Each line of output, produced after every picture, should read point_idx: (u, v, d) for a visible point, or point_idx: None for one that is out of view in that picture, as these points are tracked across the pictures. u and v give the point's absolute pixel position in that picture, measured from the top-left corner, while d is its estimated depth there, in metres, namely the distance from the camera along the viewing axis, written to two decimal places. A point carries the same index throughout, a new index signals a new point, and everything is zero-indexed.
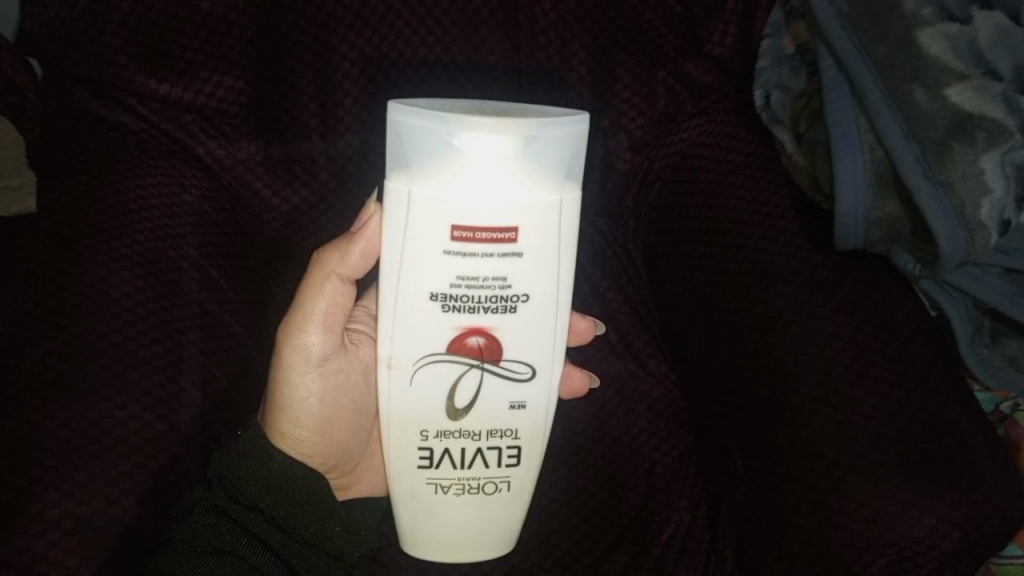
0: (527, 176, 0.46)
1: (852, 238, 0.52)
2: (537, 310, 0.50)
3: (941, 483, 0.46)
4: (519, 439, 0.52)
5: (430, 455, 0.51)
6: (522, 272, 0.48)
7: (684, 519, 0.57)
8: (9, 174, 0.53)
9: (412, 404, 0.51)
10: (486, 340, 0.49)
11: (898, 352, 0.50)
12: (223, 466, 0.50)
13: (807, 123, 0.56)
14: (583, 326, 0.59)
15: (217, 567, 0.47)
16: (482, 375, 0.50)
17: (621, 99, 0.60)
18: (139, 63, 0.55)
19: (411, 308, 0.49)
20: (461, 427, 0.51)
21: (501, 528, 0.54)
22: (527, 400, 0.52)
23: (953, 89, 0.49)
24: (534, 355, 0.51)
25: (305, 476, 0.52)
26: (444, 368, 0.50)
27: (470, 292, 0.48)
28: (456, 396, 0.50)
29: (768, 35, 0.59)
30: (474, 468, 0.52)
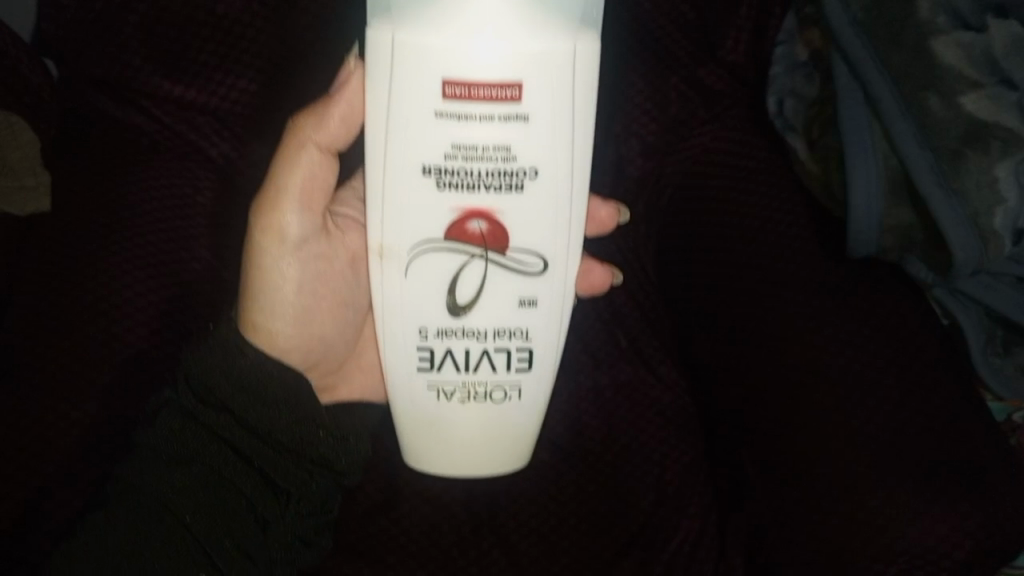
0: (529, 19, 0.42)
1: (866, 244, 0.52)
2: (545, 187, 0.46)
3: (953, 492, 0.46)
4: (530, 341, 0.49)
5: (431, 357, 0.48)
6: (529, 144, 0.45)
7: (693, 525, 0.58)
8: (25, 175, 0.58)
9: (408, 297, 0.48)
10: (488, 225, 0.46)
11: (910, 360, 0.50)
12: (190, 367, 0.49)
13: (819, 131, 0.56)
14: (604, 214, 0.57)
15: (181, 474, 0.48)
16: (487, 267, 0.47)
17: (633, 105, 0.60)
18: (155, 65, 0.56)
19: (403, 187, 0.46)
20: (465, 326, 0.48)
21: (511, 442, 0.51)
22: (539, 297, 0.48)
23: (968, 98, 0.49)
24: (544, 245, 0.47)
25: (282, 374, 0.49)
26: (444, 258, 0.47)
27: (469, 164, 0.45)
28: (457, 292, 0.47)
29: (780, 43, 0.59)
30: (480, 373, 0.49)
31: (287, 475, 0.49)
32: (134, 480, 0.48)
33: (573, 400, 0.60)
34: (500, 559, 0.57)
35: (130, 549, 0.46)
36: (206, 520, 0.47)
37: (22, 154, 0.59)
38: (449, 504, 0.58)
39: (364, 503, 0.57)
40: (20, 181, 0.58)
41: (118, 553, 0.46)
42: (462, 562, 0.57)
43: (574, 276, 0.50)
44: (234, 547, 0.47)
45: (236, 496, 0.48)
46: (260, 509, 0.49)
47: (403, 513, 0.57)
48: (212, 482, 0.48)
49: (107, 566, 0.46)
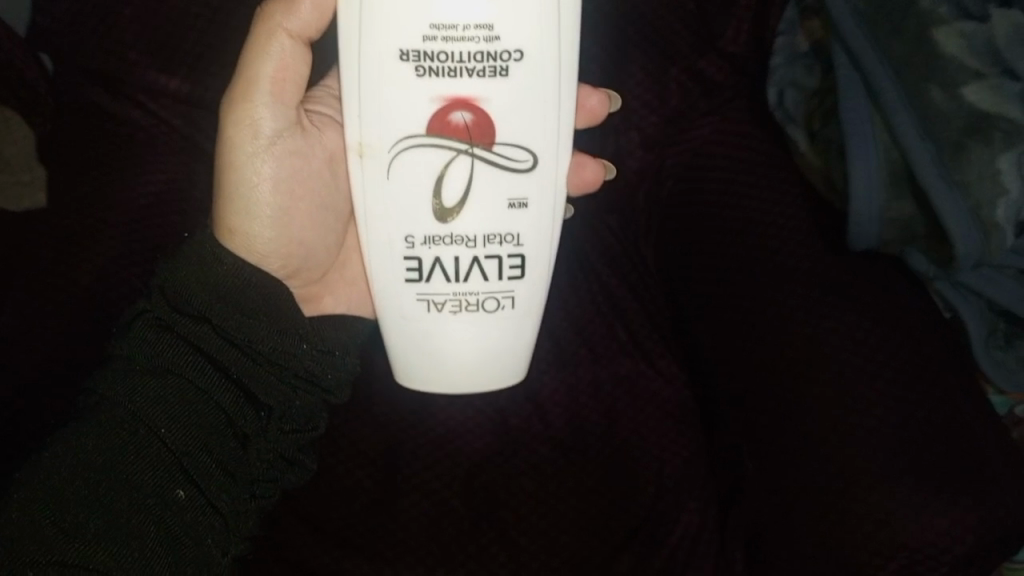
0: None
1: (866, 237, 0.51)
2: (530, 71, 0.47)
3: (954, 486, 0.45)
4: (523, 248, 0.50)
5: (419, 267, 0.50)
6: (512, 24, 0.45)
7: (694, 519, 0.57)
8: (21, 171, 0.59)
9: (394, 198, 0.48)
10: (473, 116, 0.47)
11: (911, 354, 0.50)
12: (169, 277, 0.50)
13: (820, 122, 0.55)
14: (594, 104, 0.55)
15: (158, 386, 0.48)
16: (473, 162, 0.47)
17: (632, 98, 0.60)
18: (150, 58, 0.56)
19: (382, 75, 0.46)
20: (453, 232, 0.49)
21: (502, 352, 0.51)
22: (529, 198, 0.49)
23: (969, 89, 0.48)
24: (533, 138, 0.48)
25: (256, 279, 0.50)
26: (428, 153, 0.47)
27: (448, 45, 0.45)
28: (444, 194, 0.48)
29: (782, 32, 0.58)
30: (471, 282, 0.50)
31: (269, 389, 0.51)
32: (106, 392, 0.47)
33: (573, 395, 0.61)
34: (498, 553, 0.56)
35: (103, 461, 0.46)
36: (184, 432, 0.48)
37: (17, 150, 0.59)
38: (447, 498, 0.58)
39: (362, 498, 0.58)
40: (15, 176, 0.59)
41: (91, 466, 0.45)
42: (460, 556, 0.56)
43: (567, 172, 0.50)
44: (212, 462, 0.48)
45: (215, 411, 0.49)
46: (239, 424, 0.50)
47: (401, 506, 0.57)
48: (190, 396, 0.48)
49: (80, 477, 0.45)
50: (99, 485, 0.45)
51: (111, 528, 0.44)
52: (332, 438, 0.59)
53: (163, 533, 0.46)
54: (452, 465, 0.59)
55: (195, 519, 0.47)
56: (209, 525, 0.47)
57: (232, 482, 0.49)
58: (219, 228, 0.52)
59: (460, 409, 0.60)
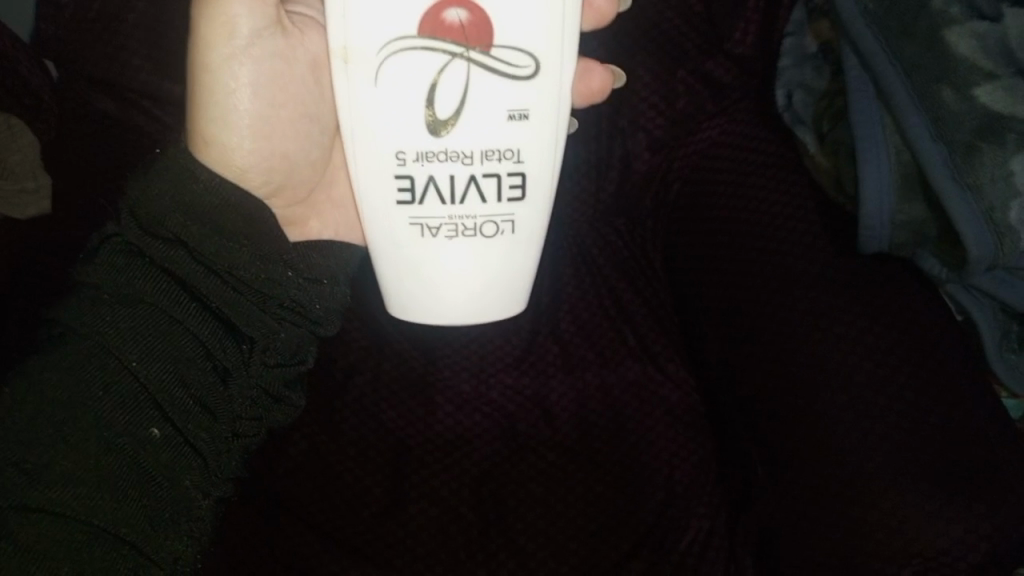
0: None
1: (877, 240, 0.51)
2: None
3: (967, 493, 0.45)
4: (523, 165, 0.47)
5: (411, 187, 0.47)
6: None
7: (703, 525, 0.56)
8: (25, 178, 0.59)
9: (384, 108, 0.45)
10: (468, 14, 0.43)
11: (923, 358, 0.49)
12: (138, 200, 0.48)
13: (830, 123, 0.54)
14: (603, 5, 0.52)
15: (129, 317, 0.46)
16: (469, 67, 0.44)
17: (640, 100, 0.60)
18: (155, 64, 0.56)
19: None
20: (447, 147, 0.46)
21: (500, 278, 0.49)
22: (529, 110, 0.46)
23: (983, 90, 0.48)
24: (534, 42, 0.45)
25: (238, 201, 0.49)
26: (419, 57, 0.44)
27: None
28: (437, 105, 0.45)
29: (790, 34, 0.58)
30: (468, 205, 0.47)
31: (250, 320, 0.49)
32: (73, 322, 0.45)
33: (582, 400, 0.61)
34: (507, 561, 0.55)
35: (67, 400, 0.43)
36: (158, 367, 0.46)
37: (21, 156, 0.58)
38: (456, 504, 0.57)
39: (371, 506, 0.57)
40: (18, 182, 0.59)
41: (54, 405, 0.43)
42: (469, 565, 0.55)
43: (571, 82, 0.47)
44: (189, 399, 0.46)
45: (192, 344, 0.47)
46: (219, 358, 0.48)
47: (408, 510, 0.57)
48: (165, 328, 0.47)
49: (46, 413, 0.43)
50: (62, 425, 0.43)
51: (80, 471, 0.42)
52: (339, 445, 0.59)
53: (140, 475, 0.44)
54: (460, 471, 0.58)
55: (170, 460, 0.45)
56: (187, 467, 0.46)
57: (212, 421, 0.47)
58: (197, 143, 0.50)
59: (469, 414, 0.61)
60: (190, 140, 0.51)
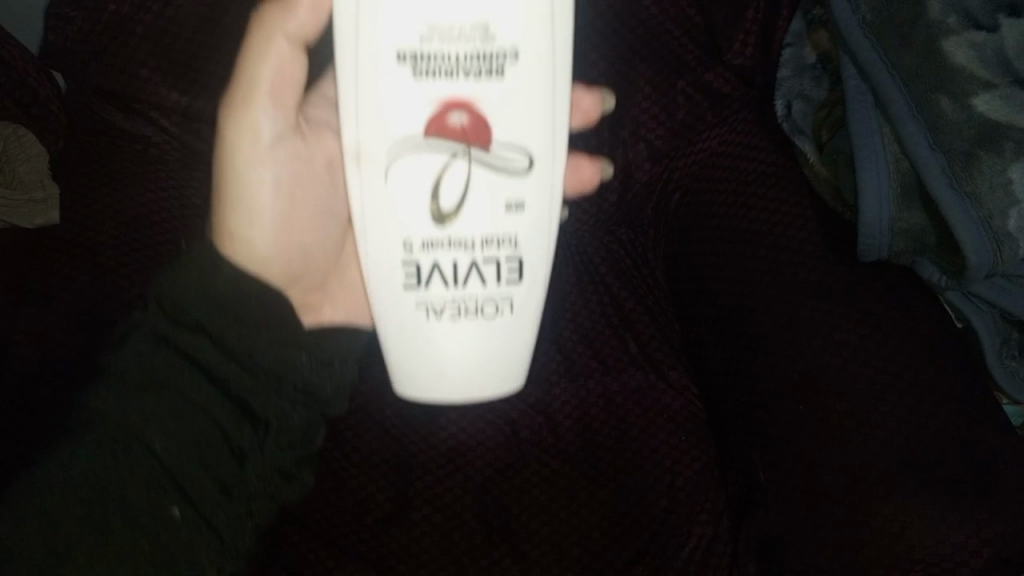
0: None
1: (877, 248, 0.51)
2: (528, 69, 0.45)
3: (968, 498, 0.45)
4: (520, 250, 0.48)
5: (418, 273, 0.48)
6: (507, 18, 0.43)
7: (705, 531, 0.56)
8: (34, 189, 0.59)
9: (392, 203, 0.47)
10: (469, 117, 0.45)
11: (924, 365, 0.49)
12: (163, 289, 0.49)
13: (830, 133, 0.56)
14: (588, 105, 0.56)
15: (152, 401, 0.47)
16: (470, 166, 0.46)
17: (641, 110, 0.60)
18: (162, 75, 0.56)
19: (379, 76, 0.44)
20: (451, 236, 0.47)
21: (500, 362, 0.50)
22: (526, 200, 0.47)
23: (980, 99, 0.48)
24: (530, 139, 0.46)
25: (254, 290, 0.50)
26: (424, 158, 0.45)
27: (445, 45, 0.43)
28: (441, 198, 0.46)
29: (790, 44, 0.59)
30: (469, 287, 0.48)
31: (265, 401, 0.50)
32: (101, 406, 0.47)
33: (583, 408, 0.61)
34: (511, 567, 0.56)
35: (94, 482, 0.45)
36: (178, 448, 0.47)
37: (30, 166, 0.60)
38: (459, 512, 0.57)
39: (374, 513, 0.57)
40: (27, 193, 0.59)
41: (81, 485, 0.45)
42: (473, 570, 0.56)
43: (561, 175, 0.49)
44: (208, 478, 0.48)
45: (211, 427, 0.48)
46: (235, 440, 0.49)
47: (411, 517, 0.57)
48: (184, 411, 0.48)
49: (68, 496, 0.44)
50: (88, 505, 0.44)
51: (101, 552, 0.44)
52: (344, 452, 0.60)
53: (157, 553, 0.45)
54: (463, 478, 0.59)
55: (188, 538, 0.46)
56: (203, 543, 0.47)
57: (228, 499, 0.48)
58: (219, 238, 0.52)
59: (472, 420, 0.61)
60: (212, 236, 0.52)
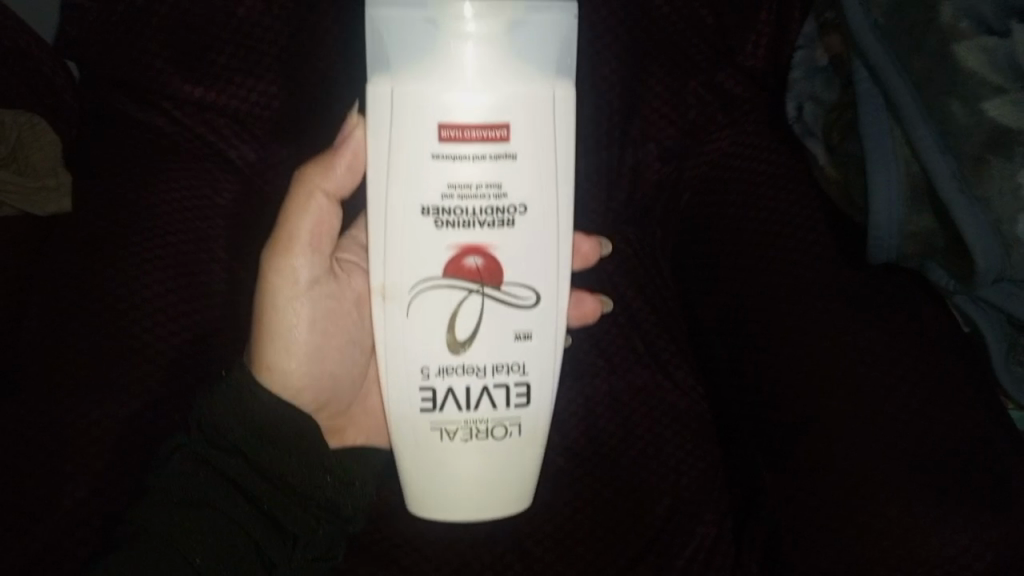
0: (516, 64, 0.45)
1: (886, 250, 0.51)
2: (536, 221, 0.49)
3: (973, 500, 0.45)
4: (528, 375, 0.51)
5: (433, 397, 0.50)
6: (518, 179, 0.48)
7: (709, 531, 0.57)
8: (48, 174, 0.62)
9: (412, 336, 0.49)
10: (484, 260, 0.48)
11: (930, 368, 0.50)
12: (204, 415, 0.50)
13: (840, 135, 0.54)
14: (587, 249, 0.59)
15: (194, 520, 0.48)
16: (483, 302, 0.49)
17: (651, 110, 0.61)
18: (175, 67, 0.56)
19: (406, 227, 0.48)
20: (465, 362, 0.49)
21: (509, 478, 0.51)
22: (532, 331, 0.50)
23: (991, 103, 0.48)
24: (537, 279, 0.50)
25: (288, 415, 0.51)
26: (443, 295, 0.49)
27: (464, 202, 0.47)
28: (456, 329, 0.49)
29: (801, 47, 0.58)
30: (481, 410, 0.50)
31: (297, 518, 0.50)
32: (144, 528, 0.48)
33: (589, 407, 0.61)
34: (514, 564, 0.57)
35: None
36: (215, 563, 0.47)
37: (43, 153, 0.62)
38: None
39: (380, 504, 0.58)
40: (40, 180, 0.62)
41: None
42: (477, 566, 0.57)
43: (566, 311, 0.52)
44: None
45: (245, 541, 0.49)
46: (268, 554, 0.49)
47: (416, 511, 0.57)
48: (224, 528, 0.48)
49: None
50: None
51: None
52: None
53: None
54: None
55: None
56: None
57: None
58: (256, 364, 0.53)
59: None
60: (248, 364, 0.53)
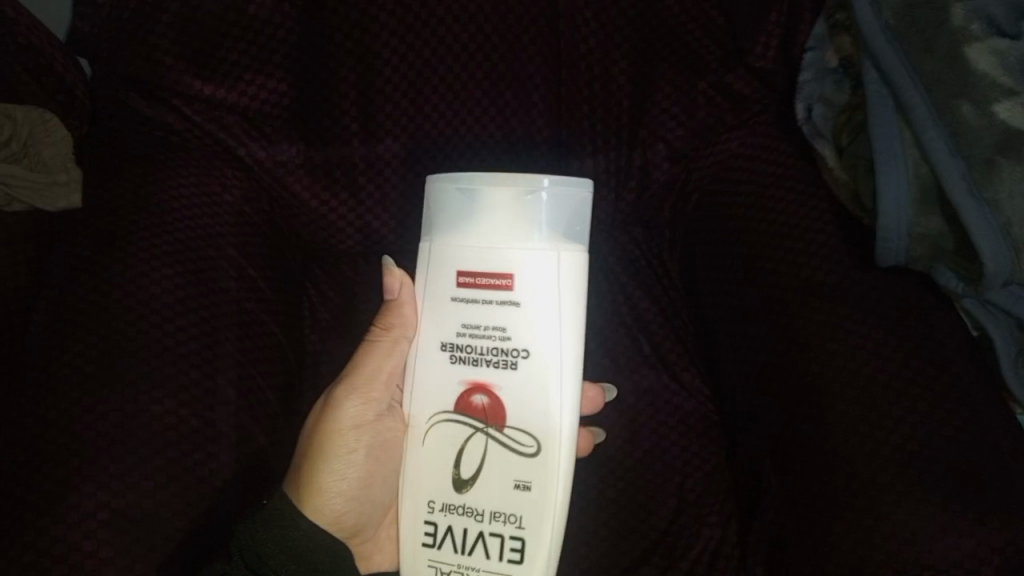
0: (526, 227, 0.50)
1: (894, 253, 0.51)
2: (539, 369, 0.51)
3: (983, 506, 0.45)
4: (524, 531, 0.51)
5: (434, 532, 0.52)
6: (523, 325, 0.51)
7: (714, 533, 0.57)
8: (58, 172, 0.61)
9: (424, 465, 0.52)
10: (489, 399, 0.51)
11: (938, 372, 0.49)
12: (244, 543, 0.47)
13: (849, 138, 0.55)
14: (592, 393, 0.58)
15: None
16: (487, 442, 0.51)
17: (660, 110, 0.60)
18: (185, 63, 0.57)
19: (427, 362, 0.52)
20: (466, 504, 0.51)
21: None
22: (533, 481, 0.51)
23: (1001, 105, 0.48)
24: (540, 428, 0.51)
25: (326, 541, 0.50)
26: (452, 429, 0.51)
27: (474, 342, 0.51)
28: (461, 465, 0.51)
29: (812, 48, 0.58)
30: (474, 556, 0.51)
31: None
32: None
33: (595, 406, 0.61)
34: None
35: None
36: None
37: (55, 151, 0.62)
38: None
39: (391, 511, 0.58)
40: (52, 176, 0.61)
41: None
42: None
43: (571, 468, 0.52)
44: None
45: None
46: None
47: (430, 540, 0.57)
48: None
49: None
50: None
51: None
52: None
53: None
54: None
55: None
56: None
57: None
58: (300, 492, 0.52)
59: None
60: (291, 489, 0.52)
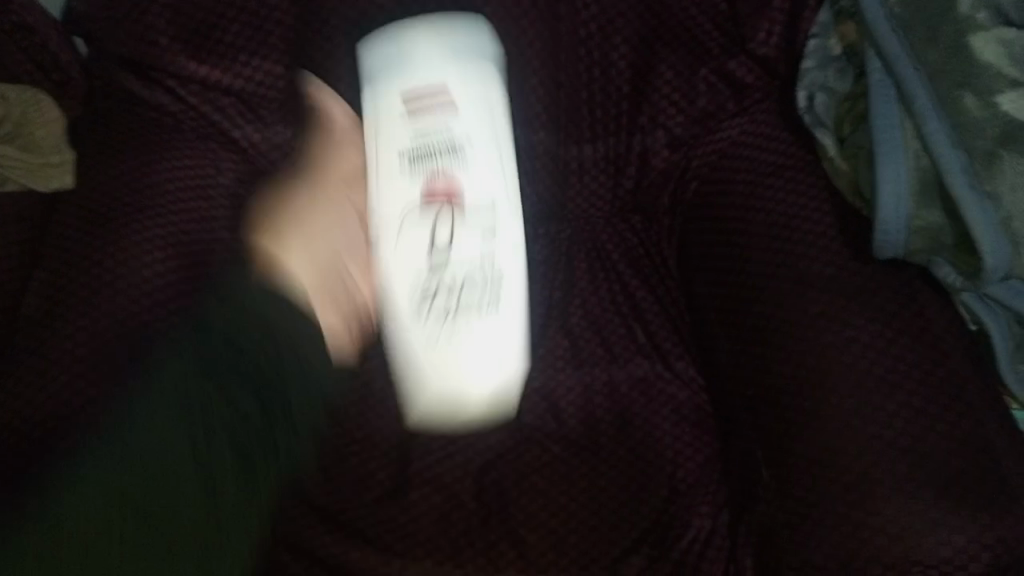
0: (448, 51, 0.54)
1: (891, 246, 0.50)
2: (484, 154, 0.54)
3: (972, 503, 0.45)
4: (498, 262, 0.53)
5: (424, 287, 0.52)
6: (465, 130, 0.54)
7: (705, 524, 0.56)
8: (50, 153, 0.60)
9: (397, 268, 0.53)
10: (450, 187, 0.53)
11: (933, 365, 0.49)
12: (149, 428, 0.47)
13: (851, 127, 0.55)
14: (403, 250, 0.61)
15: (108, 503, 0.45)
16: (453, 226, 0.53)
17: (661, 97, 0.60)
18: (181, 44, 0.56)
19: (388, 185, 0.54)
20: (445, 262, 0.52)
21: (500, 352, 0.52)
22: (497, 227, 0.54)
23: (1005, 96, 0.47)
24: (493, 186, 0.54)
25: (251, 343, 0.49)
26: (418, 228, 0.53)
27: (427, 151, 0.54)
28: (434, 238, 0.53)
29: (815, 35, 0.57)
30: (461, 289, 0.52)
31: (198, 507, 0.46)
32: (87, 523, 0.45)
33: (588, 395, 0.61)
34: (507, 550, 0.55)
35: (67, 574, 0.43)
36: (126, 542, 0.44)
37: (47, 132, 0.60)
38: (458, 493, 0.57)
39: (375, 490, 0.58)
40: (44, 158, 0.60)
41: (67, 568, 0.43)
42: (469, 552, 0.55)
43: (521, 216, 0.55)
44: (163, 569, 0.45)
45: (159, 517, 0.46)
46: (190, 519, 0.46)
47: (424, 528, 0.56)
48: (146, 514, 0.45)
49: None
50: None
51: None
52: (346, 429, 0.60)
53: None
54: (465, 461, 0.58)
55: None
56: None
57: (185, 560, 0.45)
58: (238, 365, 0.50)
59: None
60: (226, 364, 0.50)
